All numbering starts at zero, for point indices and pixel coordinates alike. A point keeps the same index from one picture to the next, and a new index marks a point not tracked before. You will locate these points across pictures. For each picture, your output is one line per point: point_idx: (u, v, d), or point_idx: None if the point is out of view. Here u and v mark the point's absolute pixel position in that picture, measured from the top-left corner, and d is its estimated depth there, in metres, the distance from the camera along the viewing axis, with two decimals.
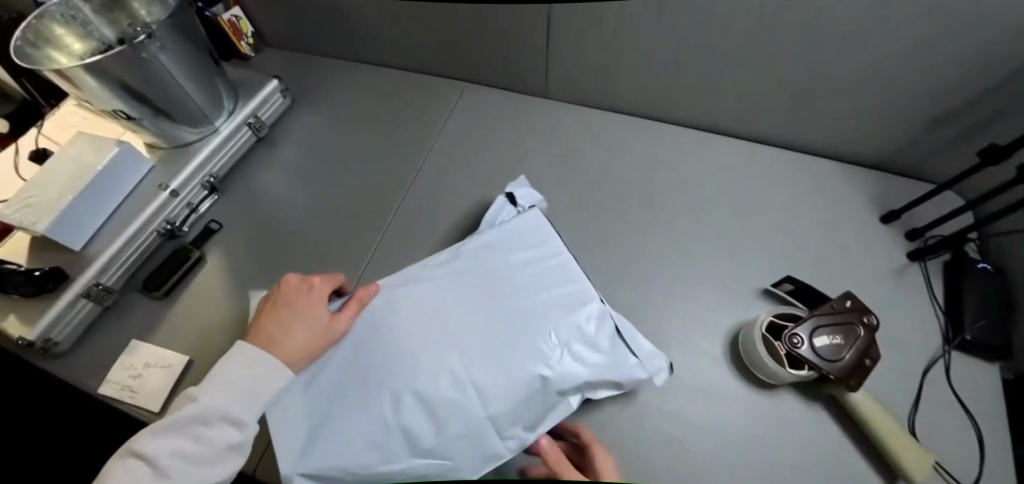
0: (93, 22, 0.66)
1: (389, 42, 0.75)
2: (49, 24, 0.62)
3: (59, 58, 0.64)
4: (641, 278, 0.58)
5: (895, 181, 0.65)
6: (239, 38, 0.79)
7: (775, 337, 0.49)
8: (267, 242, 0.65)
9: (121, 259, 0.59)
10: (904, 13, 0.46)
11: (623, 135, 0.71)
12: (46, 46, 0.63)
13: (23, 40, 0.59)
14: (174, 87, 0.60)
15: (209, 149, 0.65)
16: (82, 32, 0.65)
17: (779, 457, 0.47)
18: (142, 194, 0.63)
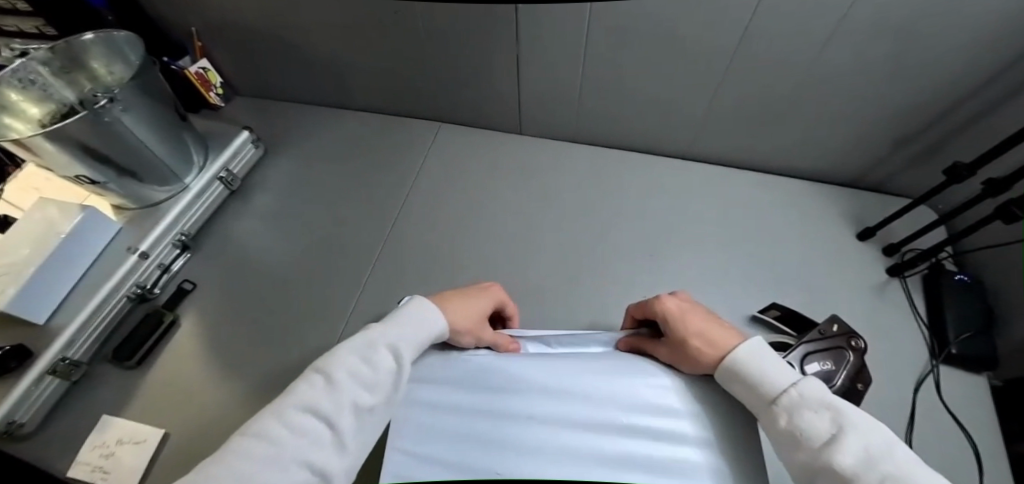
0: (52, 85, 0.62)
1: (362, 86, 0.75)
2: (3, 90, 0.58)
3: (15, 125, 0.60)
4: None
5: (867, 197, 0.66)
6: (208, 90, 0.77)
7: None
8: (244, 298, 0.62)
9: (90, 328, 0.57)
10: (857, 42, 0.48)
11: (601, 166, 0.71)
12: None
13: None
14: (140, 148, 0.58)
15: (180, 207, 0.63)
16: (39, 96, 0.62)
17: None
18: (111, 258, 0.60)
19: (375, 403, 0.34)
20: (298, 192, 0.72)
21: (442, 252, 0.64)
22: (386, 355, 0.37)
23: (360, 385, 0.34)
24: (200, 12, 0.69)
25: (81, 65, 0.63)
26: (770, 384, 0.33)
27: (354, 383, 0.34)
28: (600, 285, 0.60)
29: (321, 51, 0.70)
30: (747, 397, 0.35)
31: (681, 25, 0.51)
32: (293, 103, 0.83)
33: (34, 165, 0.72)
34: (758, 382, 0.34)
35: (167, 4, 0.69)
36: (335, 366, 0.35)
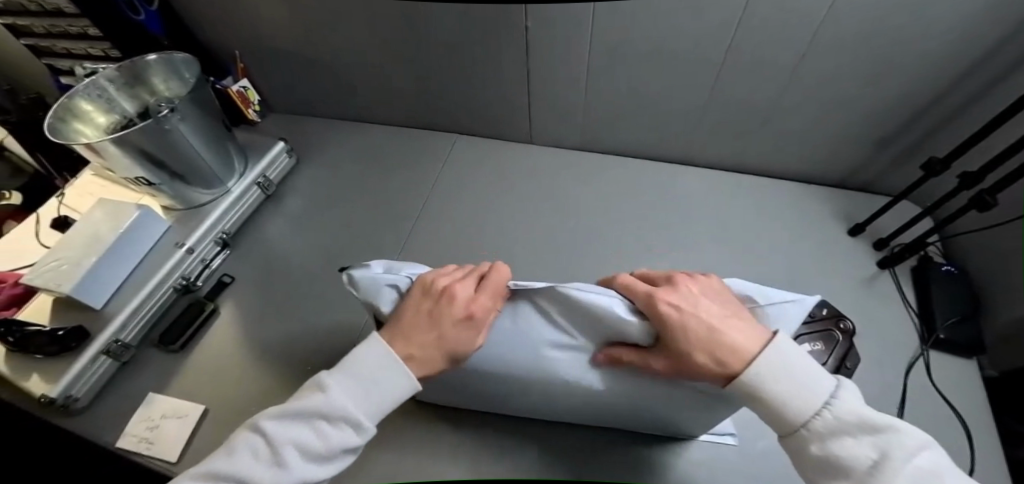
0: (117, 98, 0.71)
1: (386, 101, 0.82)
2: (77, 101, 0.66)
3: (84, 130, 0.68)
4: None
5: (856, 197, 0.70)
6: (247, 106, 0.86)
7: None
8: (277, 290, 0.68)
9: (140, 314, 0.62)
10: (832, 50, 0.54)
11: (605, 171, 0.77)
12: (72, 120, 0.67)
13: (54, 117, 0.63)
14: (192, 153, 0.66)
15: (222, 209, 0.70)
16: (105, 107, 0.70)
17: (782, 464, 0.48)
18: (160, 252, 0.67)
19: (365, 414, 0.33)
20: (326, 196, 0.78)
21: (459, 247, 0.69)
22: (350, 412, 0.33)
23: (331, 441, 0.32)
24: (245, 37, 0.78)
25: (143, 82, 0.71)
26: (794, 412, 0.29)
27: (319, 429, 0.32)
28: (604, 277, 0.65)
29: (351, 70, 0.78)
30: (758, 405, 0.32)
31: (674, 39, 0.57)
32: (322, 119, 0.91)
33: (91, 173, 0.80)
34: (782, 411, 0.30)
35: (217, 30, 0.78)
36: (298, 415, 0.32)
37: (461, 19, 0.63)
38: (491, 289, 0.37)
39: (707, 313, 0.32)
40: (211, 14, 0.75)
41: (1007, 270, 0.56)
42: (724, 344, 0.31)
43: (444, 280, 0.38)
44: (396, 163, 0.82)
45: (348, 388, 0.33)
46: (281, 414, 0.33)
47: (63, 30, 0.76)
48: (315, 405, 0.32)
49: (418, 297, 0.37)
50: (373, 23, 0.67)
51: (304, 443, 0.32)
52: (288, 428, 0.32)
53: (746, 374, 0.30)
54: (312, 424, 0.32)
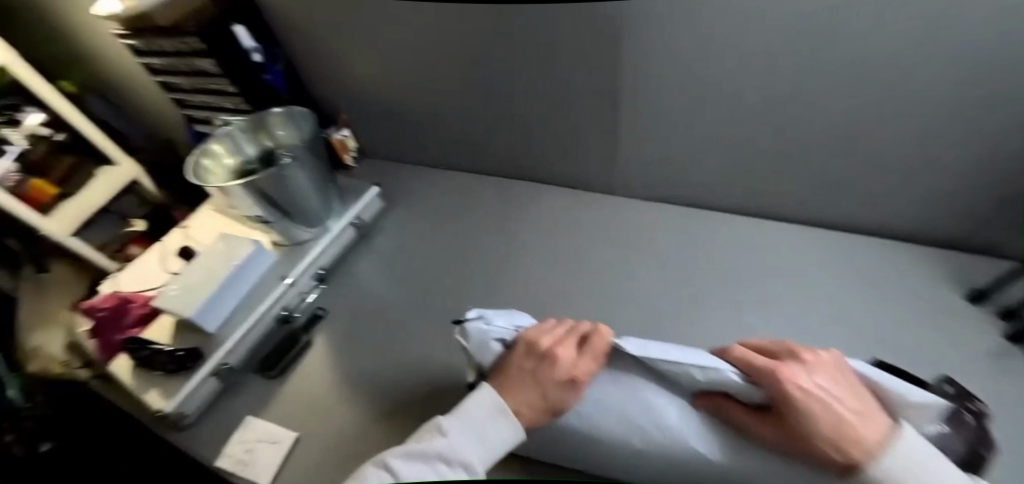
0: (241, 141, 0.80)
1: (469, 151, 0.88)
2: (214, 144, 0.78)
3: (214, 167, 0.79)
4: None
5: (976, 264, 0.64)
6: (345, 153, 0.95)
7: None
8: (364, 327, 0.72)
9: (245, 340, 0.68)
10: None
11: (686, 226, 0.76)
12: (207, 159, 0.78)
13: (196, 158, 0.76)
14: (303, 196, 0.73)
15: (321, 247, 0.77)
16: (232, 149, 0.80)
17: None
18: (267, 283, 0.73)
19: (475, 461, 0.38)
20: (412, 238, 0.83)
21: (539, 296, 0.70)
22: (466, 457, 0.38)
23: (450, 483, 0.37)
24: (354, 93, 0.87)
25: (267, 129, 0.81)
26: None
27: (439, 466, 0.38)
28: (690, 335, 0.63)
29: (444, 123, 0.84)
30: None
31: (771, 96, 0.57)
32: (409, 166, 0.98)
33: (210, 207, 0.91)
34: None
35: (331, 88, 0.88)
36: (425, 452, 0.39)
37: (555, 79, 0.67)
38: (593, 352, 0.41)
39: (840, 402, 0.31)
40: (328, 74, 0.85)
41: None
42: (843, 433, 0.29)
43: (547, 340, 0.43)
44: (477, 210, 0.86)
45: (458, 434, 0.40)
46: (410, 448, 0.39)
47: (207, 87, 0.89)
48: (442, 445, 0.39)
49: (522, 354, 0.43)
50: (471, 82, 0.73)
51: (430, 480, 0.37)
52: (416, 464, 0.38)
53: (874, 467, 0.29)
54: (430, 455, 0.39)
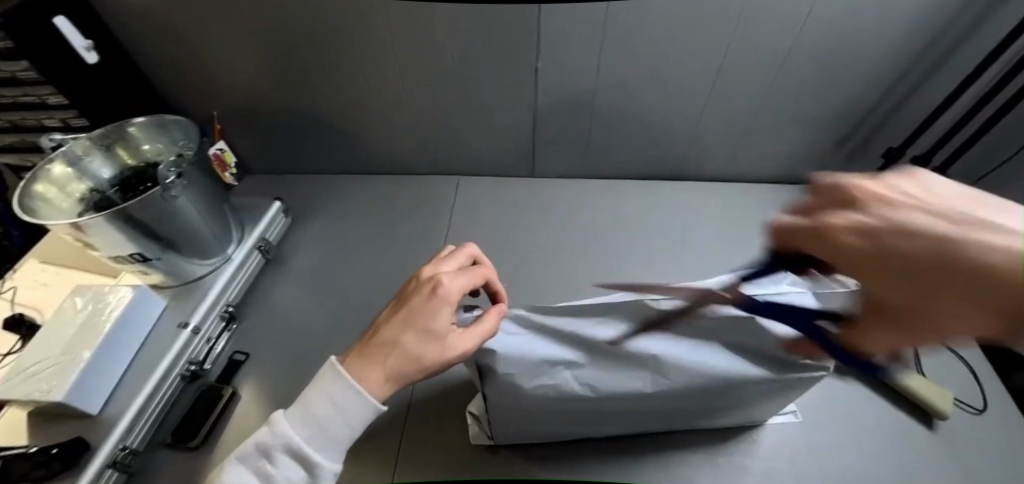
0: (88, 163, 0.61)
1: (381, 149, 0.83)
2: (46, 168, 0.57)
3: (55, 199, 0.57)
4: None
5: (817, 191, 0.83)
6: (224, 170, 0.81)
7: None
8: (304, 358, 0.62)
9: (147, 411, 0.53)
10: (798, 68, 0.66)
11: (605, 196, 0.83)
12: (38, 185, 0.56)
13: (22, 189, 0.54)
14: (189, 220, 0.59)
15: (229, 275, 0.65)
16: (78, 175, 0.60)
17: (869, 455, 0.53)
18: (158, 338, 0.58)
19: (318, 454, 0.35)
20: (335, 251, 0.76)
21: None
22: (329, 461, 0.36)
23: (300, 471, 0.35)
24: (233, 98, 0.76)
25: (125, 140, 0.62)
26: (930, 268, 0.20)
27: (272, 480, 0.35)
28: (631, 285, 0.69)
29: (353, 120, 0.78)
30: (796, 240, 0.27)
31: (668, 78, 0.68)
32: (305, 176, 0.89)
33: (34, 259, 0.66)
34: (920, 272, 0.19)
35: (205, 94, 0.76)
36: (359, 415, 0.36)
37: (475, 77, 0.70)
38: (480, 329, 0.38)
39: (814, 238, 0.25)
40: (202, 80, 0.73)
41: None
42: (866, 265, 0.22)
43: None
44: (403, 211, 0.82)
45: (320, 442, 0.35)
46: (297, 414, 0.35)
47: (10, 100, 0.65)
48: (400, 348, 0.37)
49: None
50: (389, 80, 0.72)
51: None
52: (345, 422, 0.36)
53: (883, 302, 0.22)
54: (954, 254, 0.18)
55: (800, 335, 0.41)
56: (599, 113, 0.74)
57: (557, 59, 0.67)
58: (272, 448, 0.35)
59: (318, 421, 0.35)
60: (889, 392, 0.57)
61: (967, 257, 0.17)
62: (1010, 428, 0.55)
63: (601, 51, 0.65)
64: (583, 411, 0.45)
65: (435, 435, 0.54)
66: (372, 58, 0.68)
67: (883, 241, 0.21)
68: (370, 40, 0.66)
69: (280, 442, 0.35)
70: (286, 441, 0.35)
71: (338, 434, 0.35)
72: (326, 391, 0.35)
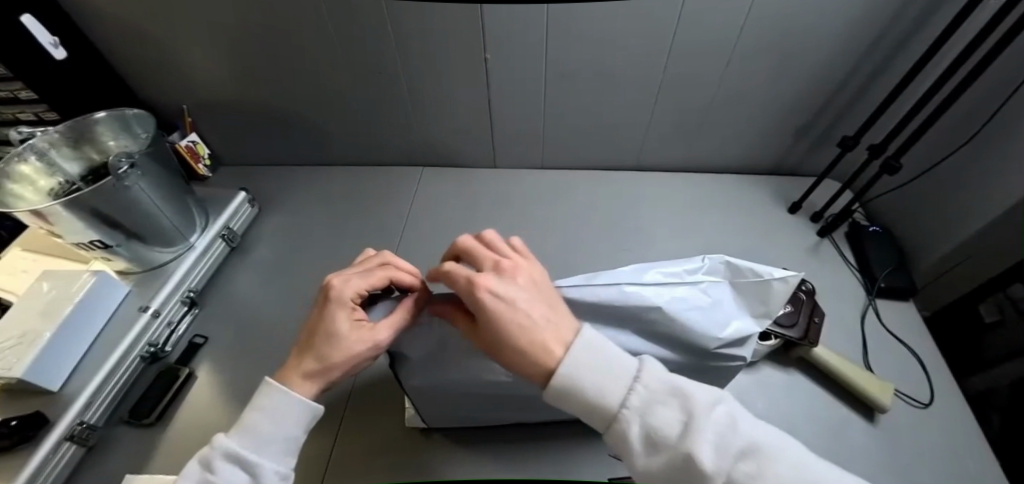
0: (57, 160, 0.64)
1: (347, 141, 0.85)
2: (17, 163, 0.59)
3: (24, 193, 0.60)
4: None
5: (782, 181, 0.82)
6: (197, 161, 0.84)
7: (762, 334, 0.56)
8: (261, 341, 0.65)
9: (105, 389, 0.56)
10: (751, 55, 0.65)
11: (565, 186, 0.83)
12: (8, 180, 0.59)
13: None
14: (149, 209, 0.62)
15: (190, 261, 0.68)
16: (47, 170, 0.63)
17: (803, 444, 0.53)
18: (120, 320, 0.61)
19: (258, 454, 0.35)
20: (300, 240, 0.79)
21: (440, 271, 0.71)
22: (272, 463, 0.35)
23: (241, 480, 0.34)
24: (202, 92, 0.79)
25: (91, 141, 0.65)
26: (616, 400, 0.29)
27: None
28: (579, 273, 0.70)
29: (317, 113, 0.80)
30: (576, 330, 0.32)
31: (619, 67, 0.68)
32: (277, 167, 0.92)
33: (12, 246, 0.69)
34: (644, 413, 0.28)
35: (174, 88, 0.78)
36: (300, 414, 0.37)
37: (429, 69, 0.71)
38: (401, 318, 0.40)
39: (517, 307, 0.33)
40: (170, 74, 0.76)
41: (926, 224, 0.69)
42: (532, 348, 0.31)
43: None
44: (367, 201, 0.84)
45: (260, 445, 0.35)
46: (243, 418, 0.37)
47: None
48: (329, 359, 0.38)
49: None
50: (346, 73, 0.73)
51: None
52: (284, 424, 0.37)
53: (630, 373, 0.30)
54: (613, 377, 0.29)
55: (710, 325, 0.40)
56: (555, 103, 0.74)
57: (508, 51, 0.67)
58: (213, 455, 0.35)
59: (259, 422, 0.36)
60: (831, 383, 0.57)
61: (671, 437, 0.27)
62: (951, 421, 0.54)
63: (549, 42, 0.65)
64: (499, 394, 0.46)
65: (373, 416, 0.56)
66: (327, 52, 0.70)
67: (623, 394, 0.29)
68: (322, 35, 0.67)
69: (220, 451, 0.35)
70: (224, 447, 0.35)
71: (280, 433, 0.36)
72: (263, 401, 0.37)
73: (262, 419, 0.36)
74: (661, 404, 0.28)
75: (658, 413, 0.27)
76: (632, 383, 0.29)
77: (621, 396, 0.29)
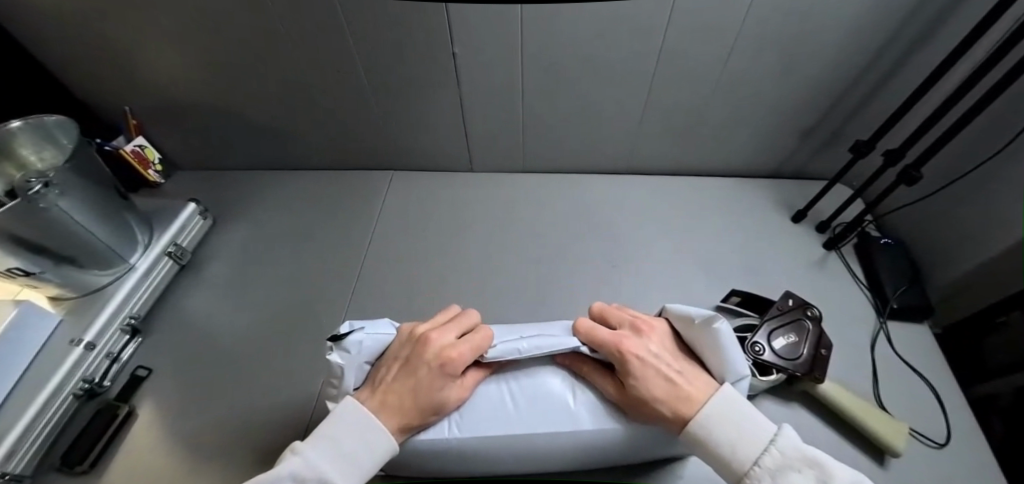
0: None
1: (310, 145, 0.78)
2: None
3: None
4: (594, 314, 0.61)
5: (785, 185, 0.75)
6: (146, 167, 0.77)
7: (761, 368, 0.51)
8: (210, 373, 0.59)
9: (31, 435, 0.50)
10: (755, 50, 0.57)
11: (549, 191, 0.76)
12: None
13: None
14: (77, 231, 0.55)
15: (131, 285, 0.61)
16: None
17: None
18: (49, 355, 0.55)
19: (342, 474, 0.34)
20: (258, 254, 0.72)
21: (409, 289, 0.65)
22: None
23: None
24: (145, 92, 0.71)
25: (5, 155, 0.56)
26: (745, 450, 0.34)
27: None
28: (562, 291, 0.63)
29: (275, 113, 0.73)
30: (691, 379, 0.40)
31: (604, 63, 0.60)
32: (238, 171, 0.84)
33: None
34: (727, 459, 0.34)
35: (113, 87, 0.70)
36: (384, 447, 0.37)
37: (393, 67, 0.63)
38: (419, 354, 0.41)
39: (662, 361, 0.41)
40: (106, 72, 0.68)
41: (942, 236, 0.63)
42: (679, 395, 0.38)
43: None
44: (332, 209, 0.77)
45: (347, 465, 0.35)
46: (329, 433, 0.36)
47: None
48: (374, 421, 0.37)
49: None
50: (302, 71, 0.65)
51: None
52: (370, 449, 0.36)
53: (695, 417, 0.36)
54: (750, 433, 0.35)
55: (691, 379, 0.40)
56: (535, 103, 0.67)
57: (479, 47, 0.59)
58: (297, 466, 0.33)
59: (344, 444, 0.35)
60: (838, 419, 0.51)
61: (753, 471, 0.33)
62: (975, 463, 0.48)
63: (525, 38, 0.57)
64: (460, 453, 0.40)
65: None
66: (274, 48, 0.61)
67: (708, 430, 0.36)
68: (265, 29, 0.59)
69: (309, 467, 0.33)
70: (310, 461, 0.34)
71: (364, 457, 0.36)
72: (332, 428, 0.36)
73: (350, 439, 0.36)
74: (795, 471, 0.32)
75: (792, 479, 0.31)
76: (769, 446, 0.34)
77: (756, 455, 0.33)
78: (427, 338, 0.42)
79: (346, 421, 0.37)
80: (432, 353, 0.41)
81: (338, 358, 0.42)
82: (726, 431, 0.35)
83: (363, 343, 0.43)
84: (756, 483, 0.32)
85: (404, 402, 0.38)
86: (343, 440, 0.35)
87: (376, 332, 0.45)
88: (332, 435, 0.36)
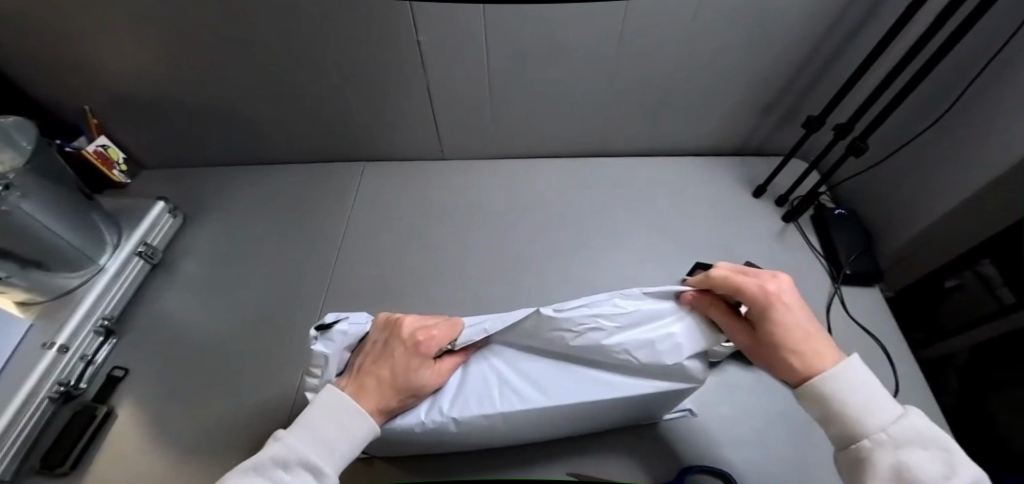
0: None
1: (279, 139, 0.78)
2: None
3: None
4: (566, 292, 0.63)
5: (746, 162, 0.78)
6: (110, 168, 0.76)
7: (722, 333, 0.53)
8: (189, 369, 0.59)
9: (7, 440, 0.49)
10: (709, 32, 0.59)
11: (521, 175, 0.78)
12: None
13: None
14: (41, 233, 0.54)
15: (101, 287, 0.61)
16: None
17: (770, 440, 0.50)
18: (19, 360, 0.54)
19: (324, 456, 0.35)
20: (233, 250, 0.72)
21: (385, 277, 0.66)
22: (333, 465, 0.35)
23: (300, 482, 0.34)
24: (103, 91, 0.69)
25: None
26: (869, 418, 0.30)
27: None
28: (534, 271, 0.65)
29: (241, 109, 0.72)
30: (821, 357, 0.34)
31: (566, 48, 0.61)
32: (207, 168, 0.83)
33: None
34: (854, 421, 0.31)
35: (69, 86, 0.69)
36: (366, 429, 0.38)
37: (357, 59, 0.63)
38: (394, 341, 0.42)
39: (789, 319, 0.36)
40: (60, 71, 0.66)
41: (889, 205, 0.67)
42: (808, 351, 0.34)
43: None
44: (306, 202, 0.77)
45: (328, 447, 0.36)
46: (309, 419, 0.37)
47: None
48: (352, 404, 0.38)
49: None
50: (266, 65, 0.64)
51: None
52: (351, 431, 0.37)
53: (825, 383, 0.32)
54: (881, 407, 0.31)
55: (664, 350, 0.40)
56: (502, 90, 0.68)
57: (443, 36, 0.60)
58: (276, 453, 0.35)
59: (323, 429, 0.36)
60: None
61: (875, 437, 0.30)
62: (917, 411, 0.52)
63: (487, 26, 0.58)
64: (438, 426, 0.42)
65: None
66: (236, 42, 0.61)
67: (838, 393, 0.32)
68: (226, 23, 0.58)
69: (289, 451, 0.35)
70: (291, 445, 0.35)
71: (346, 439, 0.37)
72: (311, 415, 0.37)
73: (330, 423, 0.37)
74: (920, 449, 0.29)
75: (918, 455, 0.28)
76: (899, 418, 0.30)
77: (881, 422, 0.30)
78: (402, 324, 0.43)
79: (326, 405, 0.38)
80: (407, 338, 0.42)
81: (323, 346, 0.44)
82: (853, 393, 0.31)
83: (347, 332, 0.44)
84: (876, 449, 0.29)
85: (381, 386, 0.39)
86: (322, 424, 0.37)
87: (359, 322, 0.46)
88: (311, 421, 0.37)
